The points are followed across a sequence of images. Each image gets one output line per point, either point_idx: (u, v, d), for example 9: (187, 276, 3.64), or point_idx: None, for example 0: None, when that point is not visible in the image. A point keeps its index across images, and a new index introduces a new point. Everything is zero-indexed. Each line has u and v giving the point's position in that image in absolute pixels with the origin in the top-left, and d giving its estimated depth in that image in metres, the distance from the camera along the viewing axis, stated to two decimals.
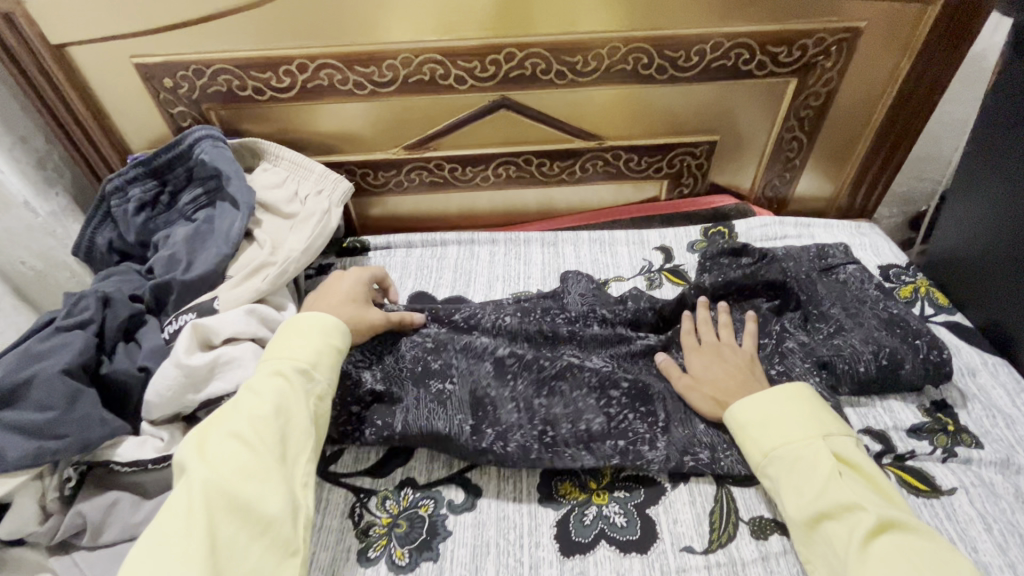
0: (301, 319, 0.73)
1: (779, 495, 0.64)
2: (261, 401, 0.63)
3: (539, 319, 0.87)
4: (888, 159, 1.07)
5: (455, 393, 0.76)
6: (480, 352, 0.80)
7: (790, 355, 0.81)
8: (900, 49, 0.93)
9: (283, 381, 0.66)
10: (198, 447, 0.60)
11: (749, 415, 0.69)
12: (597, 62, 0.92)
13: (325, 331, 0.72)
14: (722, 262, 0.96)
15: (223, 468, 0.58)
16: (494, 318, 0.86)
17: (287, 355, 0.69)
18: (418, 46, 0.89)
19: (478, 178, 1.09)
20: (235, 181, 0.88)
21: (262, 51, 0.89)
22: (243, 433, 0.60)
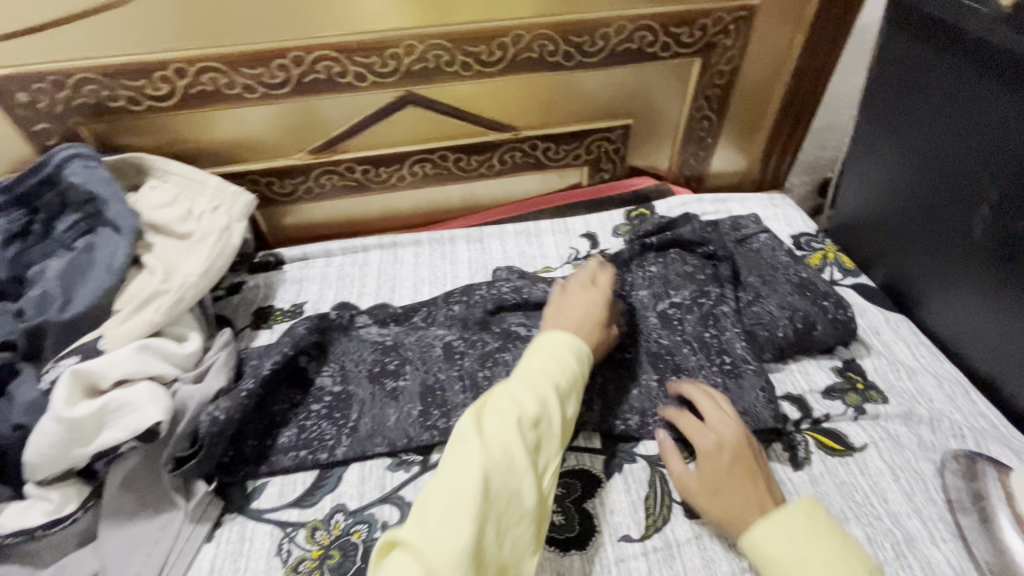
0: (559, 338, 0.70)
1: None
2: (523, 412, 0.61)
3: (486, 295, 0.87)
4: (792, 131, 1.11)
5: (408, 385, 0.79)
6: (429, 341, 0.83)
7: (722, 319, 0.83)
8: (793, 26, 0.96)
9: (545, 390, 0.64)
10: (475, 425, 0.60)
11: (769, 533, 0.58)
12: (502, 51, 0.89)
13: (575, 353, 0.69)
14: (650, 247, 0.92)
15: (493, 454, 0.57)
16: (445, 311, 0.88)
17: (555, 369, 0.66)
18: (308, 43, 0.82)
19: (394, 178, 1.04)
20: (114, 204, 0.80)
21: (131, 57, 0.80)
22: (515, 430, 0.59)
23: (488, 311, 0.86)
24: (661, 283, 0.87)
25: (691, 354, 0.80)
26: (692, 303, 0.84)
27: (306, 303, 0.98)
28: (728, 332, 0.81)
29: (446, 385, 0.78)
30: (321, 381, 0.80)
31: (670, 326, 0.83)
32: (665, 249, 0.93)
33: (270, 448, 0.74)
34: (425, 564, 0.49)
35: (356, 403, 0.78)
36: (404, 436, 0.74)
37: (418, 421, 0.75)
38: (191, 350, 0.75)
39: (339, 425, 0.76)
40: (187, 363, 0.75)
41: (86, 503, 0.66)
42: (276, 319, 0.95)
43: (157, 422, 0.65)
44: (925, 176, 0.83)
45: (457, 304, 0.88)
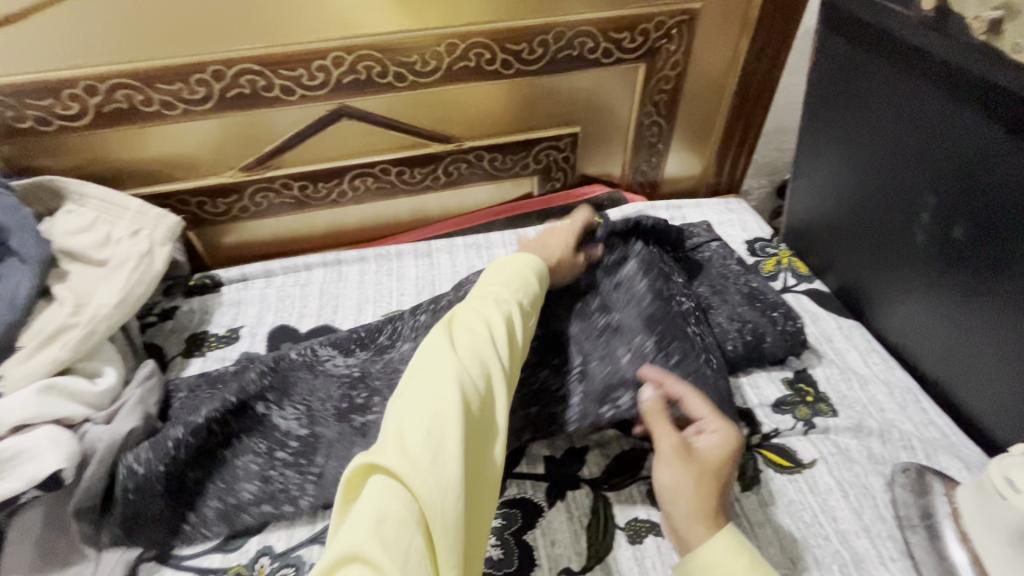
0: (518, 259, 0.71)
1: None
2: (492, 325, 0.59)
3: (455, 301, 0.75)
4: (744, 135, 1.09)
5: (378, 422, 0.70)
6: (396, 366, 0.73)
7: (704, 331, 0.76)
8: (738, 29, 0.94)
9: (509, 306, 0.63)
10: (446, 339, 0.56)
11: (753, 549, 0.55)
12: (437, 61, 0.85)
13: (536, 271, 0.71)
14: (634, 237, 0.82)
15: (468, 359, 0.54)
16: (411, 322, 0.78)
17: (515, 287, 0.66)
18: (226, 57, 0.78)
19: (334, 194, 1.00)
20: (19, 232, 0.74)
21: (34, 75, 0.75)
22: (485, 337, 0.57)
23: None
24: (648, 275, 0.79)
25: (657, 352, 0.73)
26: (649, 299, 0.76)
27: (242, 328, 0.93)
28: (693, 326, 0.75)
29: None
30: (284, 424, 0.70)
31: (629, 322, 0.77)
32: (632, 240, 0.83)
33: (233, 506, 0.66)
34: (410, 483, 0.43)
35: (325, 445, 0.69)
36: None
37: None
38: (105, 387, 0.70)
39: (304, 474, 0.68)
40: (100, 401, 0.70)
41: None
42: (210, 345, 0.90)
43: (57, 469, 0.60)
44: (870, 180, 0.82)
45: (423, 315, 0.77)
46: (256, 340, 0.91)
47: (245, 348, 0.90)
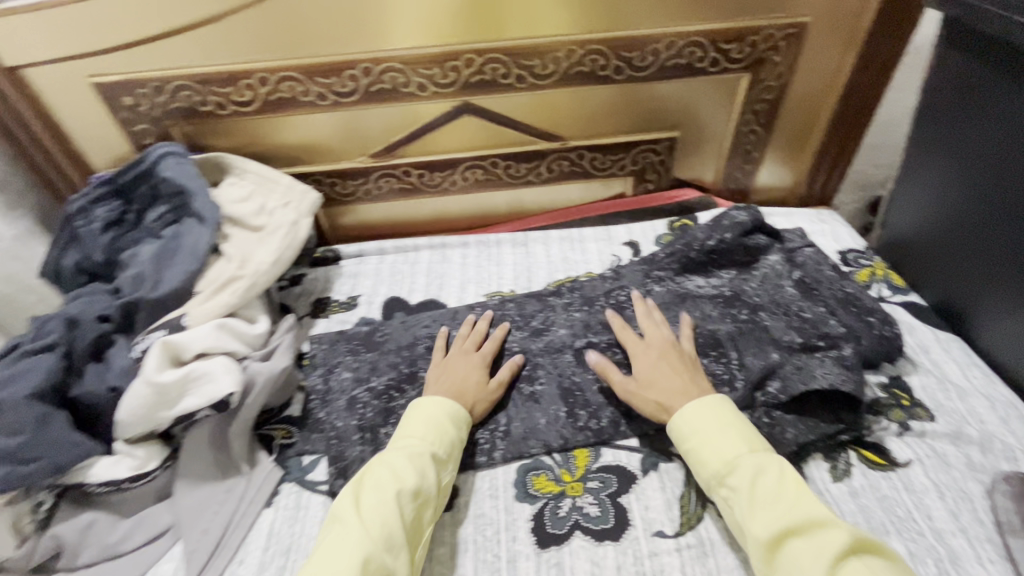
0: (434, 403, 0.74)
1: (742, 510, 0.62)
2: (404, 477, 0.65)
3: (606, 303, 0.92)
4: (841, 149, 1.11)
5: (546, 389, 0.81)
6: (560, 346, 0.86)
7: (831, 330, 0.81)
8: (845, 44, 0.97)
9: (423, 458, 0.67)
10: (352, 502, 0.62)
11: (687, 430, 0.70)
12: (555, 65, 0.94)
13: (453, 417, 0.74)
14: (755, 240, 0.94)
15: (372, 526, 0.60)
16: (565, 316, 0.91)
17: (429, 438, 0.70)
18: (376, 56, 0.90)
19: (447, 183, 1.10)
20: (201, 197, 0.89)
21: (220, 66, 0.89)
22: (393, 496, 0.62)
23: (612, 316, 0.90)
24: (769, 280, 0.91)
25: (784, 331, 0.82)
26: (779, 289, 0.89)
27: (360, 297, 1.04)
28: (818, 310, 0.85)
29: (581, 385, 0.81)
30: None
31: (756, 313, 0.86)
32: (753, 233, 0.95)
33: None
34: None
35: (501, 407, 0.80)
36: (560, 437, 0.77)
37: (568, 423, 0.78)
38: (261, 331, 0.83)
39: (492, 429, 0.78)
40: (257, 342, 0.82)
41: (164, 462, 0.74)
42: (333, 309, 1.02)
43: (231, 391, 0.71)
44: (978, 194, 0.83)
45: (579, 312, 0.91)
46: (372, 308, 1.02)
47: (363, 314, 1.01)
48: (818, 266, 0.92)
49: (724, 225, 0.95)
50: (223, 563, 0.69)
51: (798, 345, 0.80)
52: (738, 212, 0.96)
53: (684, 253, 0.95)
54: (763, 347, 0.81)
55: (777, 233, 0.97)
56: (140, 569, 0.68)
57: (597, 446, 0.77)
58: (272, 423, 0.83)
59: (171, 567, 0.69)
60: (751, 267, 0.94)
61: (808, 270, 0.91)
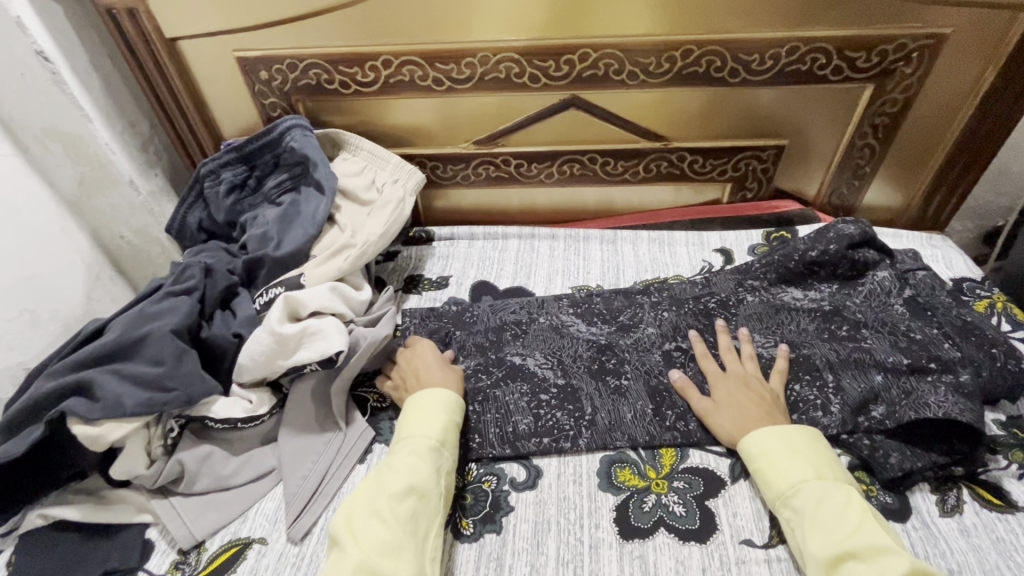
0: (427, 396, 0.74)
1: (801, 533, 0.61)
2: (400, 478, 0.64)
3: (696, 309, 0.90)
4: (965, 171, 1.04)
5: (632, 385, 0.81)
6: (647, 345, 0.87)
7: (948, 360, 0.76)
8: (986, 57, 0.91)
9: (418, 458, 0.66)
10: (345, 521, 0.61)
11: (755, 449, 0.68)
12: (670, 64, 0.93)
13: (449, 405, 0.74)
14: (863, 256, 0.89)
15: (365, 542, 0.58)
16: (654, 314, 0.91)
17: (423, 431, 0.70)
18: (494, 46, 0.93)
19: (543, 175, 1.12)
20: (322, 168, 0.94)
21: (350, 47, 0.95)
22: (384, 510, 0.60)
23: (701, 321, 0.89)
24: (872, 299, 0.87)
25: (890, 353, 0.78)
26: (887, 310, 0.86)
27: (450, 277, 1.07)
28: (931, 331, 0.81)
29: (670, 386, 0.81)
30: (543, 373, 0.84)
31: (858, 330, 0.83)
32: (863, 246, 0.91)
33: (511, 435, 0.77)
34: None
35: (586, 398, 0.80)
36: (646, 433, 0.76)
37: (655, 420, 0.77)
38: (365, 298, 0.88)
39: (577, 417, 0.78)
40: (360, 308, 0.87)
41: (272, 409, 0.79)
42: (424, 287, 1.06)
43: (340, 350, 0.75)
44: None
45: (667, 311, 0.91)
46: (461, 289, 1.05)
47: (452, 294, 1.04)
48: (931, 292, 0.87)
49: (829, 237, 0.91)
50: (319, 510, 0.72)
51: (905, 366, 0.76)
52: (841, 225, 0.92)
53: (781, 262, 0.92)
54: (865, 369, 0.77)
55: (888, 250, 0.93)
56: (245, 504, 0.73)
57: (684, 447, 0.76)
58: (366, 385, 0.87)
59: (271, 506, 0.74)
60: (855, 283, 0.90)
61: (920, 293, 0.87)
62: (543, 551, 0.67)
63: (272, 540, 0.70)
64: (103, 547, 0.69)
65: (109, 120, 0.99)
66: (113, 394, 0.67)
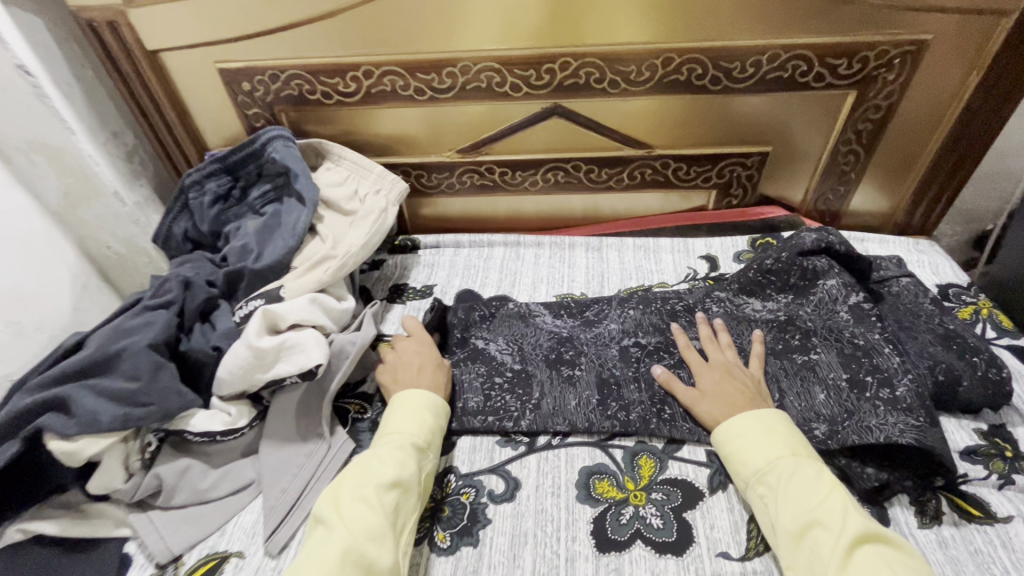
0: (418, 396, 0.77)
1: (772, 506, 0.63)
2: (386, 469, 0.66)
3: (661, 308, 0.91)
4: (951, 176, 1.04)
5: (584, 375, 0.84)
6: (606, 341, 0.88)
7: (892, 373, 0.73)
8: (968, 63, 0.90)
9: (404, 453, 0.69)
10: (332, 504, 0.63)
11: (733, 430, 0.70)
12: (651, 72, 0.93)
13: (433, 408, 0.76)
14: (816, 264, 0.87)
15: (354, 529, 0.60)
16: (619, 311, 0.93)
17: (410, 429, 0.72)
18: (475, 55, 0.93)
19: (527, 182, 1.12)
20: (303, 179, 0.95)
21: (331, 58, 0.95)
22: (370, 500, 0.63)
23: (663, 320, 0.90)
24: (826, 302, 0.84)
25: (834, 366, 0.77)
26: (835, 319, 0.82)
27: (434, 286, 1.07)
28: (874, 336, 0.78)
29: (624, 383, 0.82)
30: (502, 358, 0.88)
31: (808, 339, 0.82)
32: (815, 254, 0.89)
33: (460, 410, 0.82)
34: None
35: (537, 382, 0.84)
36: (586, 419, 0.79)
37: (597, 409, 0.80)
38: (347, 309, 0.87)
39: (523, 400, 0.82)
40: (342, 320, 0.87)
41: (252, 421, 0.79)
42: (408, 296, 1.06)
43: (318, 363, 0.76)
44: None
45: (633, 309, 0.92)
46: (445, 298, 1.05)
47: (436, 303, 1.04)
48: (916, 297, 0.87)
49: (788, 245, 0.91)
50: (297, 523, 0.72)
51: (845, 383, 0.76)
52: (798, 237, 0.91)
53: (748, 272, 0.92)
54: (809, 386, 0.77)
55: (851, 257, 0.88)
56: (223, 518, 0.73)
57: (663, 457, 0.76)
58: (348, 397, 0.87)
59: (250, 520, 0.74)
60: (807, 292, 0.87)
61: (886, 300, 0.88)
62: (520, 565, 0.67)
63: (249, 554, 0.70)
64: (81, 562, 0.69)
65: (92, 132, 0.99)
66: (89, 410, 0.67)
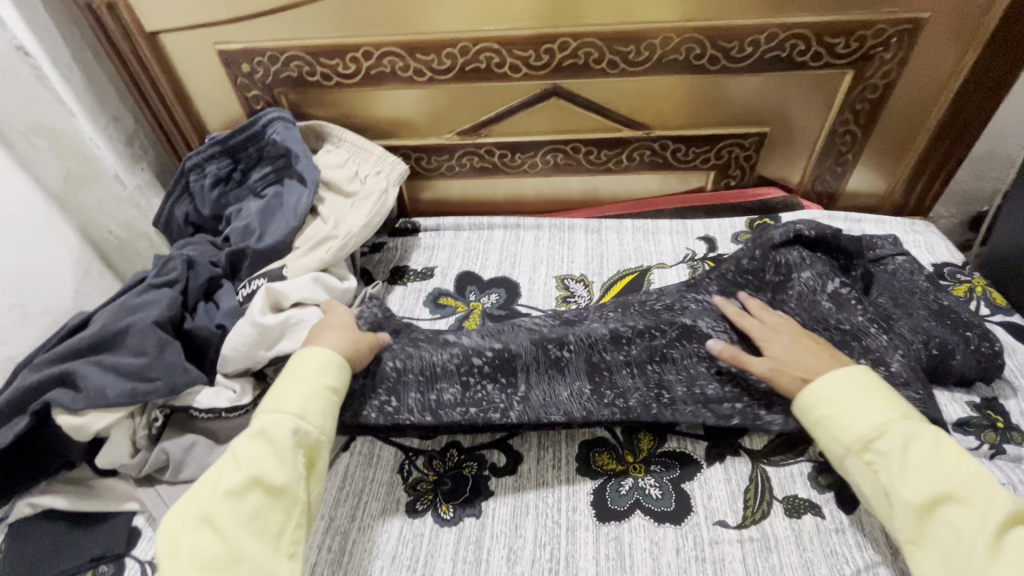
0: (300, 360, 0.69)
1: (885, 476, 0.60)
2: (235, 473, 0.58)
3: (642, 304, 0.85)
4: (946, 157, 1.04)
5: (573, 359, 0.78)
6: (591, 328, 0.81)
7: (885, 351, 0.75)
8: (965, 42, 0.91)
9: (259, 446, 0.60)
10: (174, 534, 0.56)
11: (825, 393, 0.66)
12: (650, 52, 0.94)
13: (317, 369, 0.67)
14: (797, 254, 0.85)
15: (196, 561, 0.53)
16: (599, 314, 0.85)
17: (272, 414, 0.63)
18: (474, 35, 0.93)
19: (526, 165, 1.13)
20: (304, 160, 0.95)
21: (330, 39, 0.95)
22: (212, 523, 0.55)
23: (647, 308, 0.84)
24: (807, 288, 0.82)
25: None
26: (820, 308, 0.81)
27: (435, 268, 1.08)
28: (858, 319, 0.78)
29: (614, 367, 0.78)
30: (479, 343, 0.79)
31: None
32: (789, 246, 0.86)
33: (435, 404, 0.76)
34: None
35: (519, 367, 0.78)
36: (582, 409, 0.74)
37: (593, 398, 0.76)
38: (349, 288, 0.88)
39: (507, 392, 0.77)
40: (344, 299, 0.87)
41: (257, 399, 0.80)
42: (409, 278, 1.06)
43: None
44: None
45: (613, 311, 0.85)
46: (446, 280, 1.05)
47: (438, 285, 1.05)
48: (909, 275, 0.88)
49: (759, 238, 0.89)
50: None
51: None
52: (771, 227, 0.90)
53: (726, 274, 0.88)
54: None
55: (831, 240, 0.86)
56: None
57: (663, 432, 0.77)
58: None
59: None
60: (785, 287, 0.84)
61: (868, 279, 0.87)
62: (522, 534, 0.69)
63: None
64: (91, 535, 0.70)
65: (92, 115, 1.00)
66: (95, 385, 0.68)
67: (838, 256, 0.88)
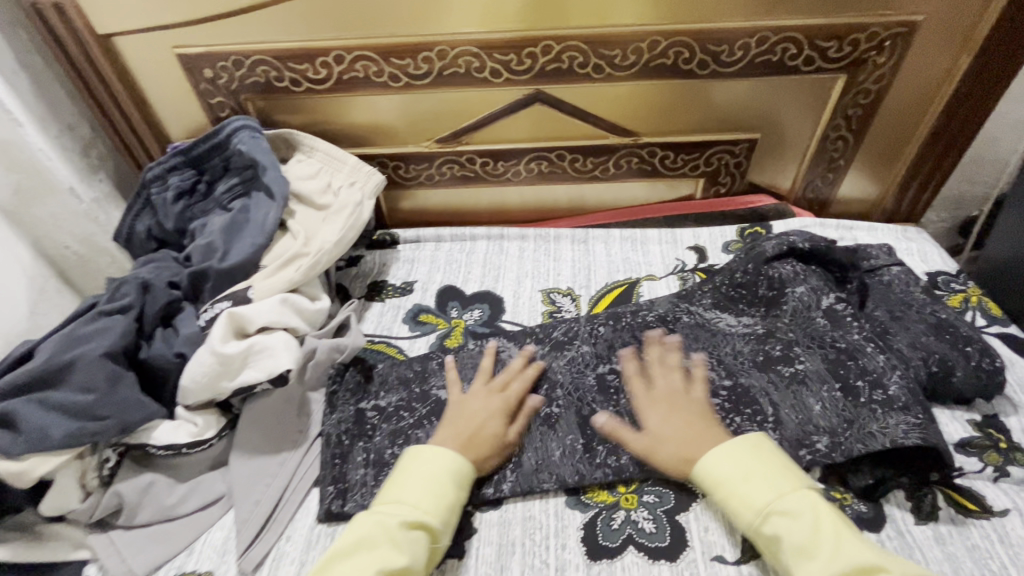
0: (436, 456, 0.67)
1: (784, 559, 0.58)
2: (394, 557, 0.58)
3: (633, 322, 0.84)
4: (937, 164, 1.02)
5: (564, 416, 0.75)
6: (582, 369, 0.80)
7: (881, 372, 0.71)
8: (957, 47, 0.89)
9: (414, 536, 0.60)
10: None
11: (716, 473, 0.64)
12: (637, 56, 0.90)
13: (459, 478, 0.66)
14: (795, 270, 0.83)
15: None
16: (589, 330, 0.84)
17: (426, 507, 0.63)
18: (453, 39, 0.88)
19: (509, 173, 1.08)
20: (272, 172, 0.89)
21: (298, 42, 0.90)
22: None
23: (638, 336, 0.83)
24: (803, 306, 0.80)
25: (823, 378, 0.73)
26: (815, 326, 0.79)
27: (415, 282, 1.03)
28: (853, 337, 0.75)
29: (606, 417, 0.75)
30: None
31: (791, 350, 0.77)
32: (781, 259, 0.85)
33: None
34: None
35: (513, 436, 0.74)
36: (575, 472, 0.71)
37: (585, 457, 0.72)
38: (321, 309, 0.83)
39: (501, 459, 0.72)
40: (316, 321, 0.82)
41: (221, 432, 0.74)
42: (387, 294, 1.01)
43: (289, 368, 0.71)
44: None
45: (603, 326, 0.84)
46: (426, 295, 1.00)
47: (417, 301, 1.00)
48: (906, 286, 0.84)
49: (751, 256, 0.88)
50: (273, 538, 0.68)
51: (839, 395, 0.71)
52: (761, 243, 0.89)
53: (720, 288, 0.87)
54: (803, 397, 0.72)
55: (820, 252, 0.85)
56: (192, 535, 0.69)
57: None
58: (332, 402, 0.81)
59: (220, 536, 0.69)
60: (778, 303, 0.82)
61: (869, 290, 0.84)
62: None
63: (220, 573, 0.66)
64: None
65: (42, 124, 0.92)
66: (37, 426, 0.62)
67: (833, 269, 0.86)
